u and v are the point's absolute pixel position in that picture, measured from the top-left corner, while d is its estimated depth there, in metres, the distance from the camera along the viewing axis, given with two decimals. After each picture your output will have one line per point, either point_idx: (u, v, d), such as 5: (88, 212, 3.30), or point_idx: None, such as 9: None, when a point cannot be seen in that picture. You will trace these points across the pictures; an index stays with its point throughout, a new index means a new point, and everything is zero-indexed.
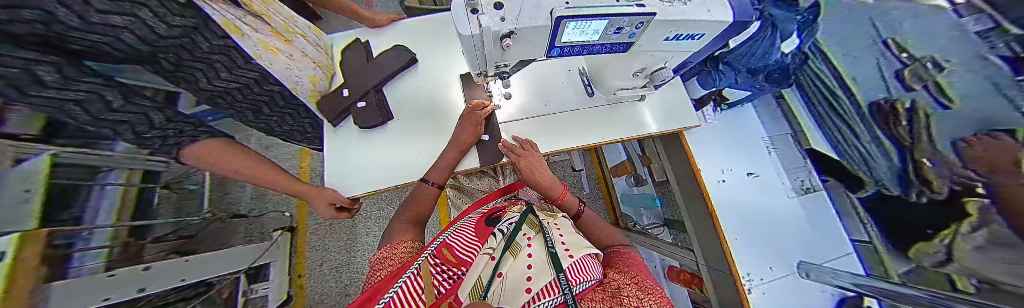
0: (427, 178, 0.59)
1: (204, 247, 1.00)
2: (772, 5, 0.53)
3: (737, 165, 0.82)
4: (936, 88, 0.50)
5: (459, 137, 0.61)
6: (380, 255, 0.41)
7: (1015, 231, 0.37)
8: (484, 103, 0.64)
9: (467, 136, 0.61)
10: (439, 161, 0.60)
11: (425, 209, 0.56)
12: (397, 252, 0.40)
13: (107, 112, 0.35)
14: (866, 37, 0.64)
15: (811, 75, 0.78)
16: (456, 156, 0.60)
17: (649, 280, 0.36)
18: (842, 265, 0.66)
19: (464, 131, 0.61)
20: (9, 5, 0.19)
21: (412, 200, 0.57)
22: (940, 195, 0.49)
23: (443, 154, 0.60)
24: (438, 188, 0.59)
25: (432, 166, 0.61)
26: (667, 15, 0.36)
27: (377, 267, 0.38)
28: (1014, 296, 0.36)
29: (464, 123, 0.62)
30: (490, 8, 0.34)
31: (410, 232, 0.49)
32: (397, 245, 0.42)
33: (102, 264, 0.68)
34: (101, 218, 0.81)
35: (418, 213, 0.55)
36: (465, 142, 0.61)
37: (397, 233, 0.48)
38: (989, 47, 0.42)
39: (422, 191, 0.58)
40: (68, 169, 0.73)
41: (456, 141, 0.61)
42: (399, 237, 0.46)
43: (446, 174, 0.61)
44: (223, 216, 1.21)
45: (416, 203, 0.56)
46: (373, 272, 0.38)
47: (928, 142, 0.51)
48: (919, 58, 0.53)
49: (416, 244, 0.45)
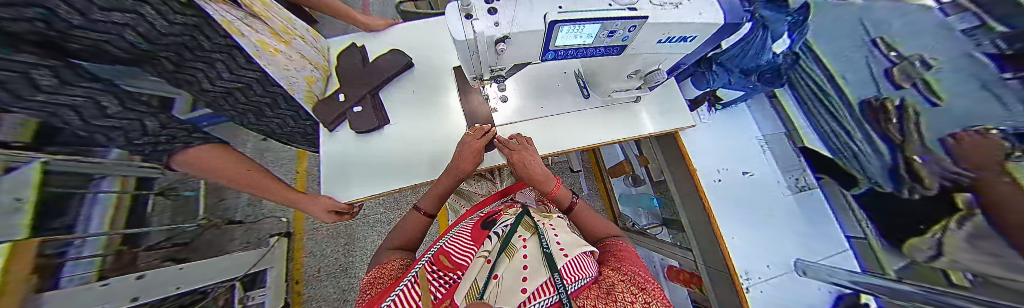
0: (417, 206, 0.59)
1: (199, 254, 1.03)
2: (762, 8, 0.53)
3: (732, 164, 0.83)
4: (924, 86, 0.51)
5: (458, 165, 0.59)
6: (370, 276, 0.40)
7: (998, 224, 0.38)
8: (484, 128, 0.64)
9: (466, 164, 0.59)
10: (433, 187, 0.60)
11: (416, 236, 0.55)
12: (386, 270, 0.39)
13: (102, 118, 0.35)
14: (856, 37, 0.65)
15: (802, 75, 0.79)
16: (452, 183, 0.60)
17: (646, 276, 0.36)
18: (839, 261, 0.66)
19: (464, 158, 0.59)
20: (10, 4, 0.19)
21: (401, 227, 0.56)
22: (930, 191, 0.50)
23: (439, 180, 0.60)
24: (430, 217, 0.58)
25: (424, 193, 0.61)
26: (658, 18, 0.37)
27: (368, 288, 0.36)
28: (1006, 289, 0.36)
29: (463, 151, 0.60)
30: (485, 13, 0.35)
31: (399, 254, 0.48)
32: (386, 265, 0.41)
33: (94, 273, 0.67)
34: (95, 225, 0.80)
35: (409, 236, 0.54)
36: (462, 169, 0.59)
37: (384, 255, 0.47)
38: (976, 45, 0.44)
39: (412, 220, 0.57)
40: (62, 177, 0.72)
41: (453, 170, 0.59)
42: (386, 258, 0.45)
43: (437, 202, 0.61)
44: (219, 222, 1.21)
45: (405, 231, 0.55)
46: (363, 294, 0.36)
47: (920, 141, 0.52)
48: (907, 56, 0.54)
49: (404, 261, 0.44)
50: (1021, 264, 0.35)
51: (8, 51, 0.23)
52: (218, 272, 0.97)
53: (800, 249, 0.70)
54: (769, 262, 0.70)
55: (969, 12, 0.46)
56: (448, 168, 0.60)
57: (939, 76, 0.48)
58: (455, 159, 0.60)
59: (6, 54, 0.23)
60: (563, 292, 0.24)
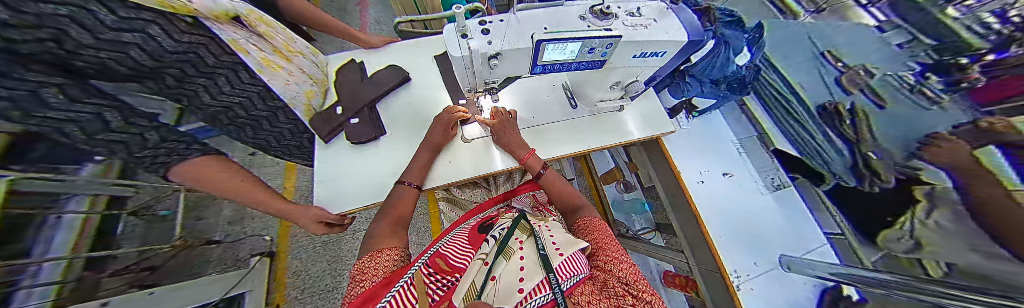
0: (403, 179, 0.60)
1: (172, 279, 0.92)
2: (725, 27, 0.65)
3: (713, 166, 0.88)
4: (871, 93, 0.58)
5: (430, 136, 0.64)
6: (361, 264, 0.39)
7: (983, 216, 0.39)
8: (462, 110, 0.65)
9: (438, 138, 0.64)
10: (414, 162, 0.62)
11: (407, 209, 0.56)
12: (380, 261, 0.39)
13: (103, 132, 0.34)
14: (807, 50, 0.72)
15: (765, 84, 0.87)
16: (428, 156, 0.64)
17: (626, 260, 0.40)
18: (819, 255, 0.69)
19: (436, 132, 0.64)
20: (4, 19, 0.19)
21: (391, 204, 0.56)
22: (888, 183, 0.56)
23: (417, 155, 0.63)
24: (418, 189, 0.60)
25: (407, 169, 0.62)
26: (632, 37, 0.42)
27: (360, 278, 0.36)
28: (1000, 283, 0.36)
29: (435, 125, 0.65)
30: (479, 33, 0.39)
31: (394, 237, 0.48)
32: (379, 253, 0.41)
33: (47, 303, 0.62)
34: (54, 251, 0.73)
35: (400, 215, 0.54)
36: (435, 143, 0.64)
37: (380, 238, 0.46)
38: (911, 56, 0.52)
39: (401, 193, 0.57)
40: (23, 198, 0.68)
41: (428, 143, 0.64)
42: (378, 245, 0.44)
43: (422, 174, 0.62)
44: (194, 243, 1.12)
45: (397, 207, 0.55)
46: (355, 284, 0.36)
47: (872, 139, 0.59)
48: (852, 66, 0.62)
49: (399, 252, 0.44)
50: (1002, 251, 0.37)
51: (26, 70, 0.25)
52: (191, 299, 0.88)
53: (784, 245, 0.73)
54: (755, 259, 0.71)
55: (902, 29, 0.54)
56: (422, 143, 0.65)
57: (880, 84, 0.56)
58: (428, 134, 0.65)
59: (25, 75, 0.24)
60: (557, 291, 0.25)
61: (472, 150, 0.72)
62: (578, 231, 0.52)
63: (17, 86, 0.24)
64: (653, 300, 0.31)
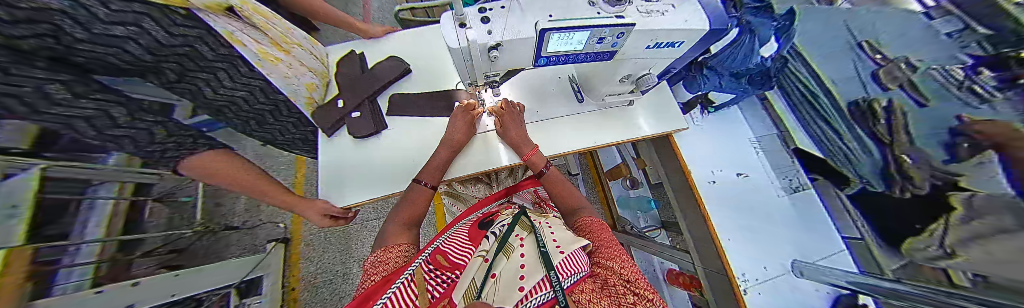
0: (418, 178, 0.60)
1: (195, 261, 1.03)
2: (751, 13, 0.61)
3: (726, 166, 0.84)
4: (912, 89, 0.51)
5: (452, 135, 0.62)
6: (375, 258, 0.41)
7: (1016, 227, 0.36)
8: (474, 104, 0.65)
9: (462, 135, 0.63)
10: (431, 162, 0.61)
11: (419, 208, 0.57)
12: (388, 256, 0.40)
13: (112, 127, 0.35)
14: (842, 42, 0.67)
15: (790, 78, 0.79)
16: (448, 156, 0.62)
17: (628, 261, 0.38)
18: (837, 262, 0.67)
19: (459, 129, 0.63)
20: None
21: (405, 202, 0.57)
22: (920, 190, 0.51)
23: (435, 154, 0.62)
24: (432, 189, 0.60)
25: (425, 166, 0.62)
26: (645, 25, 0.38)
27: (370, 272, 0.38)
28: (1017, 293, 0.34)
29: (456, 121, 0.63)
30: (478, 22, 0.37)
31: (405, 234, 0.49)
32: (391, 249, 0.42)
33: (88, 280, 0.67)
34: (89, 233, 0.79)
35: (413, 214, 0.56)
36: (458, 141, 0.62)
37: (391, 235, 0.48)
38: (962, 47, 0.45)
39: (415, 192, 0.59)
40: (59, 184, 0.72)
41: (450, 141, 0.62)
42: (390, 241, 0.45)
43: (440, 174, 0.62)
44: (215, 229, 1.20)
45: (410, 205, 0.57)
46: (366, 278, 0.38)
47: (907, 139, 0.52)
48: (893, 59, 0.55)
49: (408, 247, 0.45)
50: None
51: (27, 66, 0.25)
52: (213, 280, 0.94)
53: (798, 250, 0.70)
54: (766, 264, 0.69)
55: (953, 16, 0.49)
56: (442, 142, 0.63)
57: (924, 79, 0.49)
58: (449, 133, 0.63)
59: (31, 72, 0.25)
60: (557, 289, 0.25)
61: (475, 144, 0.71)
62: (578, 230, 0.51)
63: (22, 80, 0.25)
64: (654, 299, 0.30)
